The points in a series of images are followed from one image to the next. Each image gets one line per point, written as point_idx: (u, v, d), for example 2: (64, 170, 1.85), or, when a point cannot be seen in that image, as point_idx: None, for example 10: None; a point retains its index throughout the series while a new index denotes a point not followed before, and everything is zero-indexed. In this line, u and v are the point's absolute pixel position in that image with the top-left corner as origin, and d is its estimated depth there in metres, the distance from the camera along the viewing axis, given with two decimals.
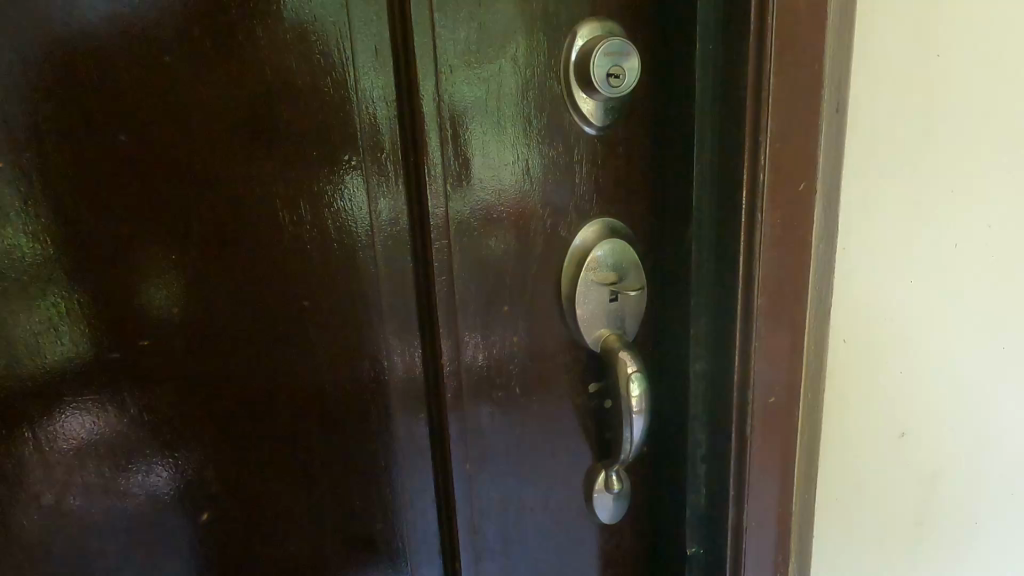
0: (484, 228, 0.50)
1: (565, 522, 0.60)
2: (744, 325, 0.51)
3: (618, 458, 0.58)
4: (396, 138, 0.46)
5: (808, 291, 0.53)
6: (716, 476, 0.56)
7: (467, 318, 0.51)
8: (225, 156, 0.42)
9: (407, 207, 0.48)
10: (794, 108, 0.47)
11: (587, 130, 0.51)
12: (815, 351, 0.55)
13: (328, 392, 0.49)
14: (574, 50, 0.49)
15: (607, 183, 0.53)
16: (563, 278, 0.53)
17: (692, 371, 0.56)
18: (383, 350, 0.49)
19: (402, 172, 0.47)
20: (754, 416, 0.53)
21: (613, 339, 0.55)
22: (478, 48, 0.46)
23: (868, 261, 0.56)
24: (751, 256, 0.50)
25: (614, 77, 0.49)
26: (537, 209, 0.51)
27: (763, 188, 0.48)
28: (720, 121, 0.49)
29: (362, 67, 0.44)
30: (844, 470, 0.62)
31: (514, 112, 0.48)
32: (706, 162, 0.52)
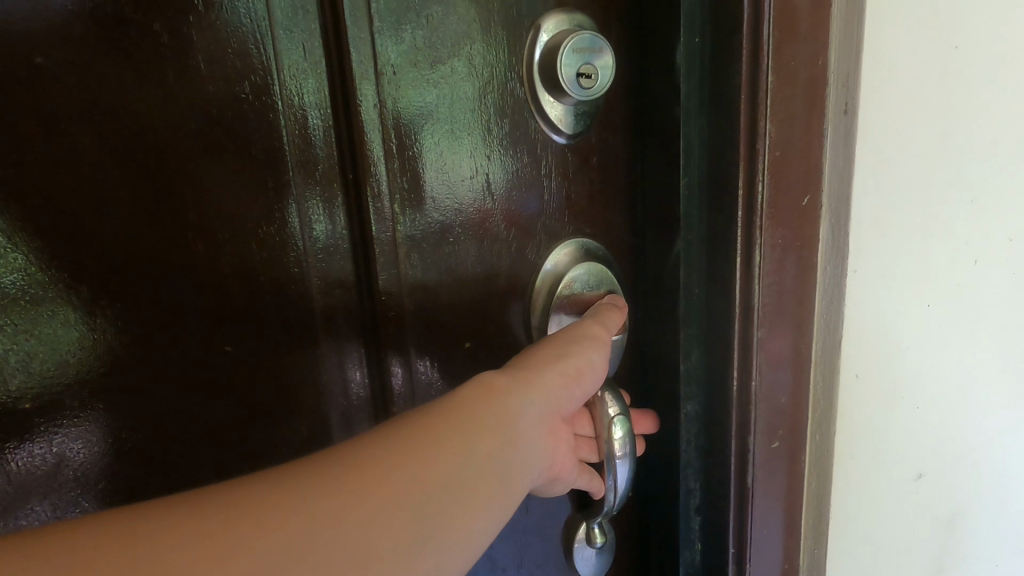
0: (437, 255, 0.43)
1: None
2: (743, 361, 0.44)
3: (603, 511, 0.50)
4: (333, 152, 0.39)
5: (812, 318, 0.46)
6: (714, 531, 0.50)
7: (422, 357, 0.44)
8: (122, 177, 0.35)
9: (348, 230, 0.41)
10: (792, 110, 0.41)
11: (557, 139, 0.45)
12: (823, 383, 0.49)
13: (261, 448, 0.42)
14: (538, 48, 0.42)
15: (579, 199, 0.47)
16: (535, 308, 0.47)
17: (683, 415, 0.49)
18: (325, 396, 0.43)
19: (342, 189, 0.40)
20: (755, 466, 0.47)
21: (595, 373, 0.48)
22: (426, 46, 0.39)
23: (886, 287, 0.49)
24: (749, 283, 0.43)
25: (586, 77, 0.42)
26: (504, 232, 0.45)
27: (762, 205, 0.41)
28: (710, 125, 0.42)
29: (290, 69, 0.37)
30: (859, 520, 0.55)
31: (471, 119, 0.42)
32: (693, 177, 0.44)
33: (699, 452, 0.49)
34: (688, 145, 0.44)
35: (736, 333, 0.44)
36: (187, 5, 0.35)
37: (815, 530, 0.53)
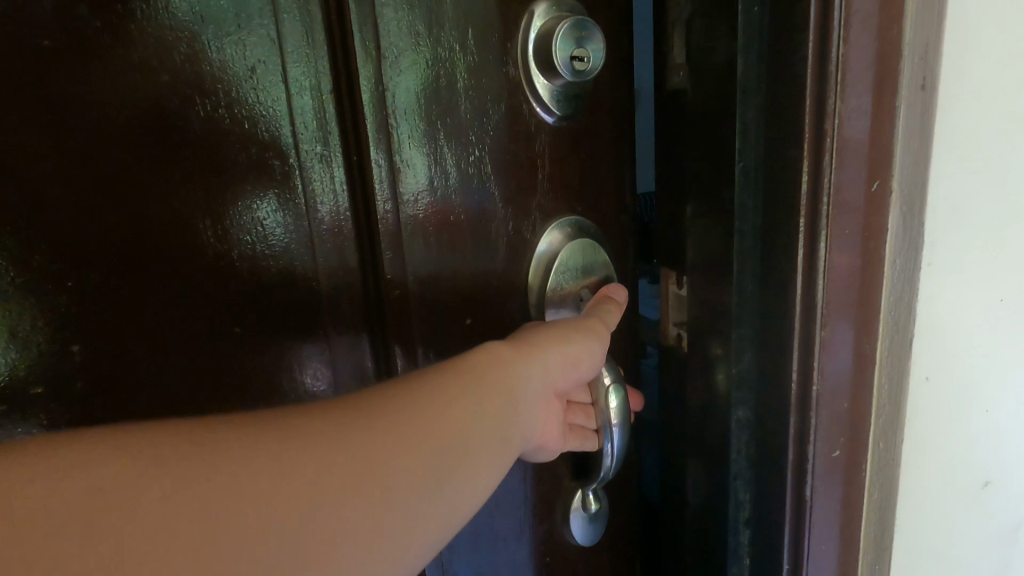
0: (440, 233, 0.40)
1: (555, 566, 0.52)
2: (805, 364, 0.40)
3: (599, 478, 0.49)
4: (335, 134, 0.39)
5: (878, 319, 0.40)
6: (767, 549, 0.45)
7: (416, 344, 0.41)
8: (124, 167, 0.34)
9: (351, 214, 0.40)
10: (867, 82, 0.35)
11: (547, 118, 0.43)
12: (891, 394, 0.42)
13: None
14: (534, 28, 0.40)
15: (573, 182, 0.45)
16: (533, 290, 0.45)
17: (734, 421, 0.45)
18: (302, 380, 0.41)
19: (344, 173, 0.39)
20: (815, 479, 0.42)
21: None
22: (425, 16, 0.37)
23: (957, 278, 0.42)
24: (812, 280, 0.38)
25: (579, 61, 0.40)
26: (493, 211, 0.42)
27: (829, 191, 0.36)
28: (770, 101, 0.37)
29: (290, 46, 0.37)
30: (920, 542, 0.47)
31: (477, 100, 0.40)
32: (750, 160, 0.38)
33: (751, 461, 0.45)
34: (744, 124, 0.38)
35: (796, 336, 0.39)
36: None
37: (876, 547, 0.46)
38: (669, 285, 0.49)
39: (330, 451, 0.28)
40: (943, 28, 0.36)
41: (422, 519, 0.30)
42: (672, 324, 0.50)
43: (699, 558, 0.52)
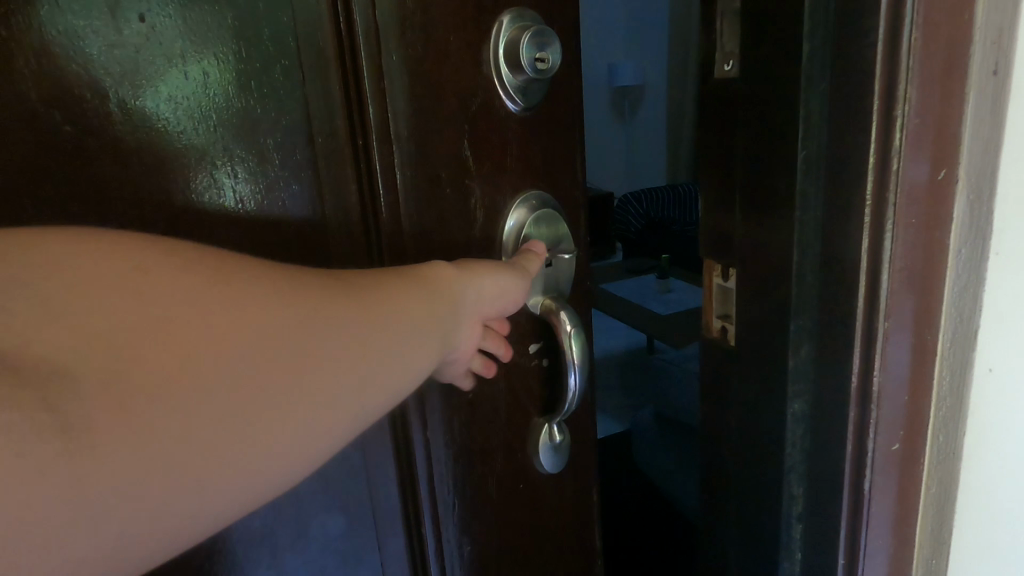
0: (427, 196, 0.38)
1: (520, 527, 0.46)
2: (866, 354, 0.41)
3: (561, 412, 0.43)
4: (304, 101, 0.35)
5: (941, 307, 0.41)
6: (820, 541, 0.46)
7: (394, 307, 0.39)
8: (62, 148, 0.31)
9: (303, 185, 0.35)
10: (936, 76, 0.37)
11: (511, 107, 0.39)
12: (951, 387, 0.43)
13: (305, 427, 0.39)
14: (502, 22, 0.38)
15: (546, 157, 0.42)
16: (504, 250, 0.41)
17: (789, 415, 0.45)
18: None
19: (302, 139, 0.35)
20: (874, 472, 0.43)
21: (551, 308, 0.42)
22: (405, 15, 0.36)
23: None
24: (876, 270, 0.39)
25: (540, 62, 0.38)
26: (460, 175, 0.39)
27: (897, 181, 0.38)
28: (836, 93, 0.38)
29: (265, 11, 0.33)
30: (990, 537, 0.48)
31: (451, 88, 0.37)
32: (812, 151, 0.40)
33: (805, 456, 0.46)
34: (808, 114, 0.40)
35: (857, 331, 0.41)
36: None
37: (932, 543, 0.47)
38: (714, 277, 0.51)
39: (223, 337, 0.25)
40: (1023, 19, 0.38)
41: (312, 430, 0.27)
42: (717, 317, 0.52)
43: (747, 552, 0.53)
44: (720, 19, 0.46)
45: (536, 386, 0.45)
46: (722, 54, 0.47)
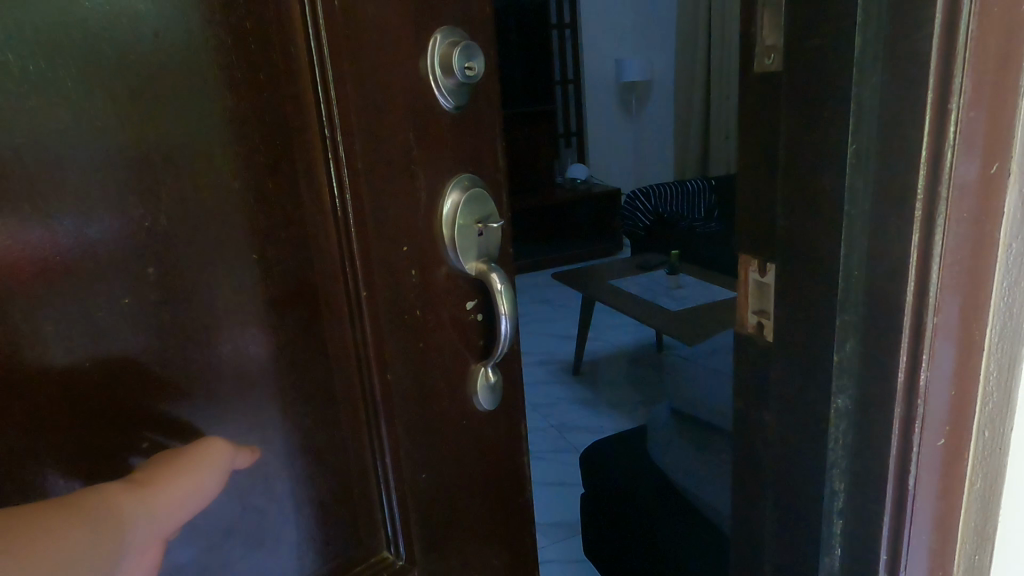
0: (378, 193, 0.41)
1: (450, 489, 0.48)
2: (913, 350, 0.41)
3: (495, 355, 0.47)
4: (253, 115, 0.36)
5: (988, 302, 0.41)
6: (861, 538, 0.46)
7: (356, 312, 0.41)
8: None
9: (246, 199, 0.36)
10: (990, 69, 0.37)
11: (442, 103, 0.42)
12: (999, 382, 0.43)
13: (290, 420, 0.40)
14: (437, 34, 0.41)
15: (479, 150, 0.45)
16: (443, 233, 0.44)
17: (832, 410, 0.45)
18: (254, 351, 0.38)
19: (254, 151, 0.36)
20: (920, 468, 0.43)
21: (484, 270, 0.45)
22: (351, 32, 0.38)
23: None
24: (926, 265, 0.39)
25: (467, 70, 0.42)
26: (407, 171, 0.41)
27: (946, 175, 0.38)
28: (888, 85, 0.38)
29: (133, 57, 0.31)
30: None
31: (392, 92, 0.40)
32: (863, 144, 0.40)
33: (848, 455, 0.45)
34: (860, 106, 0.39)
35: (906, 327, 0.41)
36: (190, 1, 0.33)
37: (978, 540, 0.47)
38: (749, 272, 0.52)
39: None
40: None
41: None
42: (752, 312, 0.52)
43: (786, 547, 0.53)
44: (761, 14, 0.46)
45: (475, 341, 0.48)
46: (762, 48, 0.47)
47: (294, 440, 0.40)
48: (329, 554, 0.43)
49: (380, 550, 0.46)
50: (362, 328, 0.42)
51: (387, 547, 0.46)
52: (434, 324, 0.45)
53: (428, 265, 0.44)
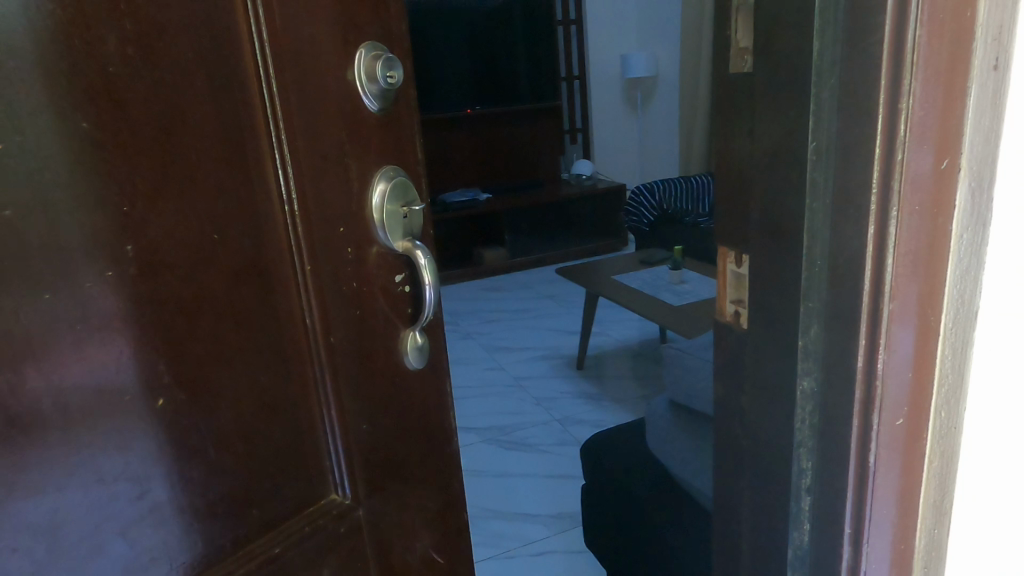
0: (317, 178, 0.46)
1: (389, 446, 0.54)
2: (872, 336, 0.43)
3: (422, 318, 0.53)
4: (211, 119, 0.42)
5: (943, 289, 0.44)
6: (827, 513, 0.49)
7: (302, 282, 0.47)
8: None
9: (207, 189, 0.42)
10: (939, 70, 0.39)
11: (368, 105, 0.47)
12: (954, 365, 0.46)
13: (252, 383, 0.46)
14: (362, 47, 0.46)
15: (405, 145, 0.51)
16: (372, 218, 0.49)
17: (799, 391, 0.48)
18: (219, 322, 0.44)
19: (213, 149, 0.42)
20: (879, 446, 0.46)
21: (409, 248, 0.50)
22: (288, 39, 0.43)
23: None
24: (881, 255, 0.42)
25: (390, 77, 0.47)
26: (340, 161, 0.47)
27: (900, 170, 0.40)
28: (844, 85, 0.41)
29: (111, 73, 0.38)
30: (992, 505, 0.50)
31: (328, 93, 0.46)
32: (822, 140, 0.42)
33: (814, 433, 0.48)
34: (820, 104, 0.42)
35: (865, 313, 0.43)
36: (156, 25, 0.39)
37: (937, 514, 0.50)
38: (727, 263, 0.53)
39: None
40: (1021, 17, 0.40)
41: None
42: (730, 301, 0.54)
43: (758, 524, 0.56)
44: (735, 16, 0.48)
45: (406, 311, 0.53)
46: (737, 50, 0.48)
47: (252, 396, 0.46)
48: (284, 497, 0.49)
49: (329, 491, 0.51)
50: (308, 295, 0.47)
51: (335, 488, 0.52)
52: (369, 295, 0.50)
53: (362, 244, 0.49)
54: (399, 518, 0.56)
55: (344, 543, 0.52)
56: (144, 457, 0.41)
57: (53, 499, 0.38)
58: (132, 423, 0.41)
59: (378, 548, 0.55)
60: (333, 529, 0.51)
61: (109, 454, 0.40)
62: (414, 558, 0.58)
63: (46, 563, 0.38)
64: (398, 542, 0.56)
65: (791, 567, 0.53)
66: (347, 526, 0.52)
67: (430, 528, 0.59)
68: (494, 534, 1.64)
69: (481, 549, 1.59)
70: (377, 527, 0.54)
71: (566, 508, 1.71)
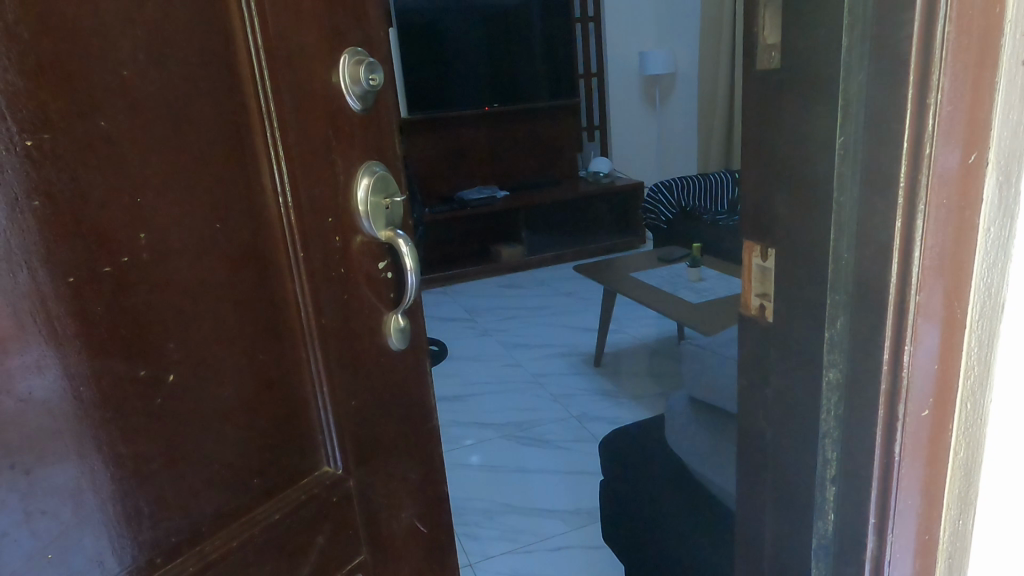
0: (308, 170, 0.48)
1: (377, 424, 0.56)
2: (898, 328, 0.44)
3: (403, 303, 0.55)
4: (213, 113, 0.44)
5: (968, 281, 0.45)
6: (852, 503, 0.50)
7: (295, 268, 0.49)
8: None
9: (208, 181, 0.44)
10: (966, 66, 0.40)
11: (351, 105, 0.50)
12: (980, 356, 0.47)
13: (250, 365, 0.48)
14: (345, 52, 0.49)
15: (386, 140, 0.53)
16: (358, 211, 0.51)
17: (825, 381, 0.49)
18: (221, 307, 0.46)
19: (214, 142, 0.44)
20: (904, 436, 0.47)
21: (393, 237, 0.52)
22: (283, 37, 0.46)
23: None
24: (908, 249, 0.43)
25: (372, 79, 0.50)
26: (329, 153, 0.49)
27: (928, 165, 0.41)
28: (874, 82, 0.41)
29: (125, 71, 0.39)
30: (1015, 496, 0.51)
31: (320, 91, 0.48)
32: (851, 137, 0.43)
33: (839, 424, 0.49)
34: (847, 102, 0.43)
35: (891, 308, 0.44)
36: (162, 25, 0.41)
37: (962, 504, 0.50)
38: (753, 257, 0.54)
39: None
40: None
41: None
42: (755, 295, 0.54)
43: (783, 515, 0.56)
44: (763, 12, 0.48)
45: (389, 295, 0.55)
46: (765, 46, 0.49)
47: (251, 375, 0.48)
48: (281, 470, 0.51)
49: (322, 462, 0.53)
50: (300, 280, 0.49)
51: (327, 460, 0.53)
52: (355, 281, 0.52)
53: (347, 232, 0.51)
54: (386, 489, 0.57)
55: (335, 510, 0.54)
56: (162, 431, 0.43)
57: (78, 465, 0.40)
58: (150, 400, 0.42)
59: (367, 517, 0.56)
60: (326, 498, 0.53)
61: (130, 429, 0.42)
62: (400, 528, 0.59)
63: (73, 524, 0.40)
64: (384, 510, 0.58)
65: (815, 556, 0.54)
66: (339, 495, 0.54)
67: (415, 500, 0.60)
68: (514, 527, 1.66)
69: (498, 542, 1.61)
70: (366, 497, 0.56)
71: (585, 505, 1.72)
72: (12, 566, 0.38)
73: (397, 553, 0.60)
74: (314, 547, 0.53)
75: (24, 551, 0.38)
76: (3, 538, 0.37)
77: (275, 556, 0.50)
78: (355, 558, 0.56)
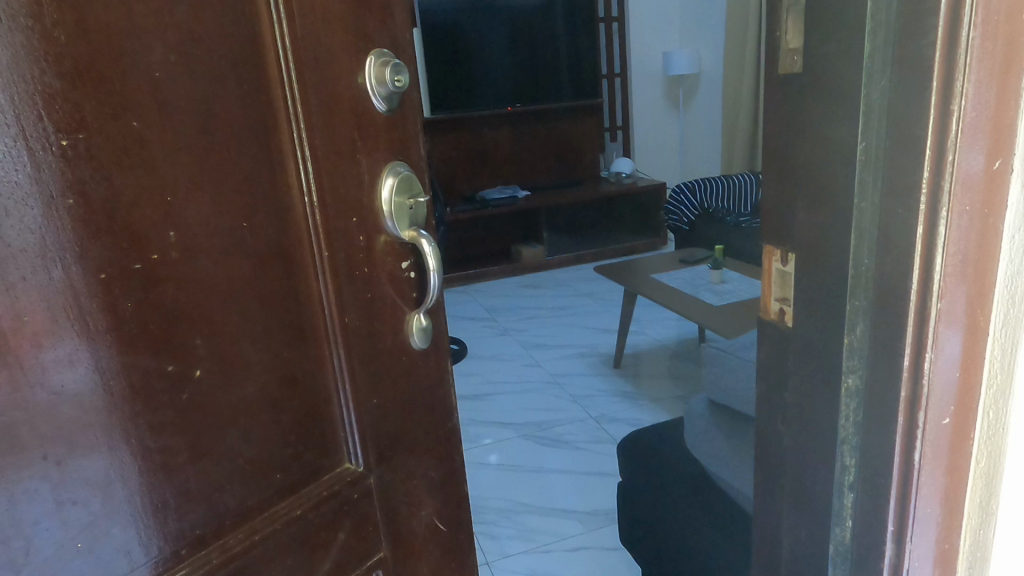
0: (333, 171, 0.49)
1: (398, 422, 0.56)
2: (919, 335, 0.44)
3: (425, 303, 0.55)
4: (241, 115, 0.45)
5: (992, 289, 0.44)
6: (871, 511, 0.49)
7: (319, 267, 0.50)
8: None
9: (236, 181, 0.45)
10: (992, 72, 0.40)
11: (377, 106, 0.50)
12: (1003, 365, 0.46)
13: (275, 361, 0.49)
14: (370, 54, 0.49)
15: (410, 141, 0.54)
16: (382, 212, 0.52)
17: (844, 389, 0.48)
18: (246, 304, 0.47)
19: (242, 142, 0.45)
20: (924, 445, 0.46)
21: (416, 237, 0.53)
22: (309, 41, 0.46)
23: None
24: (930, 256, 0.42)
25: (398, 80, 0.50)
26: (354, 154, 0.50)
27: (951, 172, 0.41)
28: (898, 85, 0.41)
29: (157, 74, 0.41)
30: None
31: (344, 94, 0.49)
32: (873, 142, 0.43)
33: (857, 431, 0.49)
34: (868, 105, 0.42)
35: (912, 314, 0.44)
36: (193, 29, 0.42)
37: (983, 514, 0.50)
38: (773, 261, 0.53)
39: None
40: None
41: None
42: (775, 300, 0.54)
43: (800, 523, 0.56)
44: (786, 16, 0.47)
45: (412, 295, 0.56)
46: (786, 50, 0.48)
47: (275, 371, 0.49)
48: (304, 466, 0.52)
49: (343, 459, 0.54)
50: (324, 278, 0.50)
51: (349, 458, 0.54)
52: (378, 279, 0.53)
53: (371, 233, 0.52)
54: (405, 486, 0.58)
55: (354, 506, 0.54)
56: (188, 425, 0.44)
57: (108, 457, 0.41)
58: (177, 394, 0.44)
59: (386, 513, 0.57)
60: (347, 494, 0.54)
61: (158, 422, 0.43)
62: (419, 525, 0.60)
63: (101, 515, 0.42)
64: (403, 506, 0.58)
65: (833, 563, 0.54)
66: (359, 491, 0.55)
67: (434, 499, 0.61)
68: (531, 527, 1.66)
69: (515, 541, 1.61)
70: (385, 494, 0.57)
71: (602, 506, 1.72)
72: (44, 553, 0.39)
73: (415, 549, 0.60)
74: (333, 543, 0.54)
75: (55, 539, 0.40)
76: (36, 526, 0.39)
77: (296, 550, 0.51)
78: (374, 554, 0.57)
